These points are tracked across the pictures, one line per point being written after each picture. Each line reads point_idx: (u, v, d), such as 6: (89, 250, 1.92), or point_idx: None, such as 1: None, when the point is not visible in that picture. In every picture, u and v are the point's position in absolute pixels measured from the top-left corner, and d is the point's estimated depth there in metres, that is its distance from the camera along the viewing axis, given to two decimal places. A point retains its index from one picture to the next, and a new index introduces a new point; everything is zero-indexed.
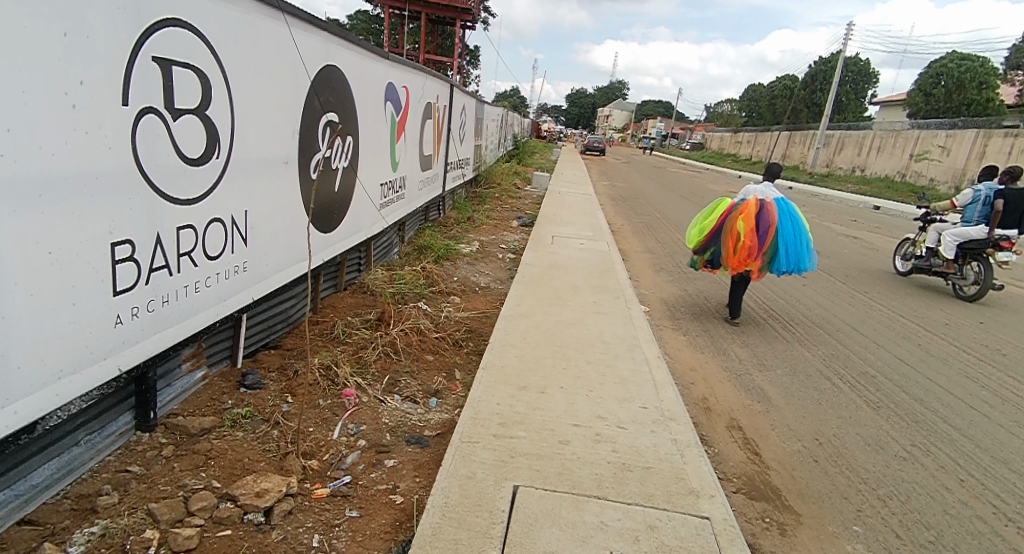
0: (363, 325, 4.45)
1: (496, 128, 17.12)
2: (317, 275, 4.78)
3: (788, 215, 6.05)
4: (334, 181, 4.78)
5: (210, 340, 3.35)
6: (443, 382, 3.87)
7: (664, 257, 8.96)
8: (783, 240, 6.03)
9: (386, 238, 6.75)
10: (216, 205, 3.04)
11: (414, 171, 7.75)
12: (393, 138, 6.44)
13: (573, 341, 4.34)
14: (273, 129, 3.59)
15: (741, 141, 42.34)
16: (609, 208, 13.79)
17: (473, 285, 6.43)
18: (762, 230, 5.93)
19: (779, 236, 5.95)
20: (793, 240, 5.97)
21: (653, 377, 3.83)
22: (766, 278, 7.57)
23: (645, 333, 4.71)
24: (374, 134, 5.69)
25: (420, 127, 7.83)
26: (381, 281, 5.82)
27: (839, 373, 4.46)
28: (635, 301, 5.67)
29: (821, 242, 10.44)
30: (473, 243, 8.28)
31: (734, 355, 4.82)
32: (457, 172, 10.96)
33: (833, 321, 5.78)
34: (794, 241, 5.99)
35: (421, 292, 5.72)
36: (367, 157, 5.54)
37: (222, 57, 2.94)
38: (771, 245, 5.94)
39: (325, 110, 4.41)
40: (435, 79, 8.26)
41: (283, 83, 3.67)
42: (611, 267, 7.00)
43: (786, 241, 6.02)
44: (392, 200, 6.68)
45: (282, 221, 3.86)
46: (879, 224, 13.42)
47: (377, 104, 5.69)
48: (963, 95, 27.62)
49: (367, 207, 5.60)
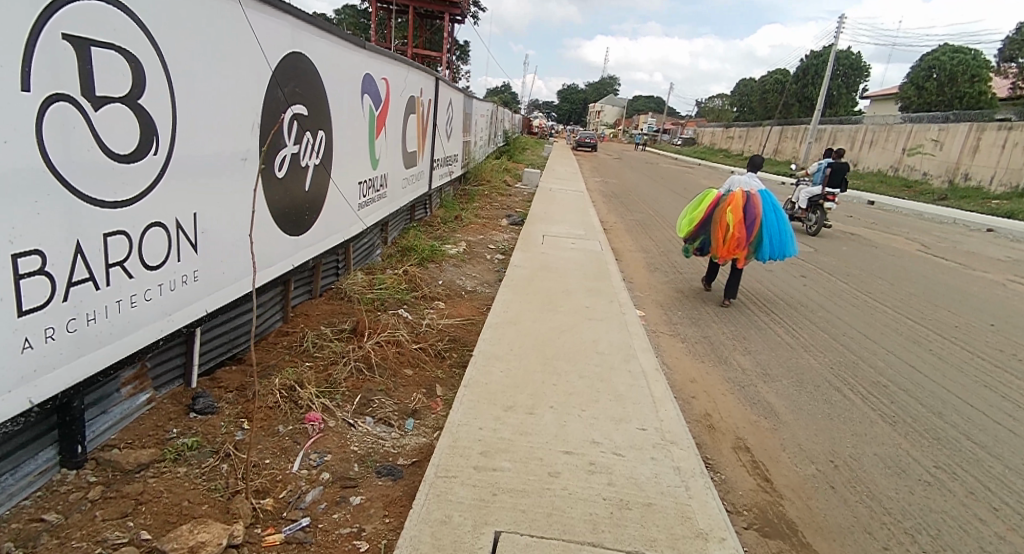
0: (336, 336, 4.10)
1: (485, 124, 16.70)
2: (288, 282, 4.42)
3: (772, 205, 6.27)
4: (305, 179, 4.42)
5: (157, 359, 2.98)
6: (422, 400, 3.52)
7: (659, 257, 8.65)
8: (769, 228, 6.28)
9: (367, 239, 6.40)
10: (155, 207, 2.68)
11: (397, 169, 7.39)
12: (373, 133, 6.09)
13: (565, 351, 4.01)
14: (227, 123, 3.23)
15: (733, 137, 42.13)
16: (601, 205, 13.46)
17: (459, 289, 6.08)
18: (748, 220, 6.17)
19: (765, 226, 6.20)
20: (778, 228, 6.24)
21: (651, 393, 3.51)
22: (765, 278, 7.27)
23: (641, 341, 4.38)
24: (351, 129, 5.33)
25: (403, 122, 7.45)
26: (359, 286, 5.46)
27: (850, 384, 4.16)
28: (629, 305, 5.34)
29: (819, 239, 10.15)
30: (459, 244, 7.93)
31: (737, 364, 4.50)
32: (444, 169, 10.59)
33: (838, 324, 5.47)
34: (778, 229, 6.27)
35: (403, 298, 5.36)
36: (343, 154, 5.17)
37: (159, 40, 2.59)
38: (757, 234, 6.18)
39: (292, 102, 4.04)
40: (418, 72, 7.89)
41: (239, 72, 3.32)
42: (604, 268, 6.67)
43: (772, 229, 6.27)
44: (373, 199, 6.32)
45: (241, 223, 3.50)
46: (876, 220, 13.15)
47: (353, 96, 5.32)
48: (956, 88, 27.47)
49: (343, 207, 5.23)
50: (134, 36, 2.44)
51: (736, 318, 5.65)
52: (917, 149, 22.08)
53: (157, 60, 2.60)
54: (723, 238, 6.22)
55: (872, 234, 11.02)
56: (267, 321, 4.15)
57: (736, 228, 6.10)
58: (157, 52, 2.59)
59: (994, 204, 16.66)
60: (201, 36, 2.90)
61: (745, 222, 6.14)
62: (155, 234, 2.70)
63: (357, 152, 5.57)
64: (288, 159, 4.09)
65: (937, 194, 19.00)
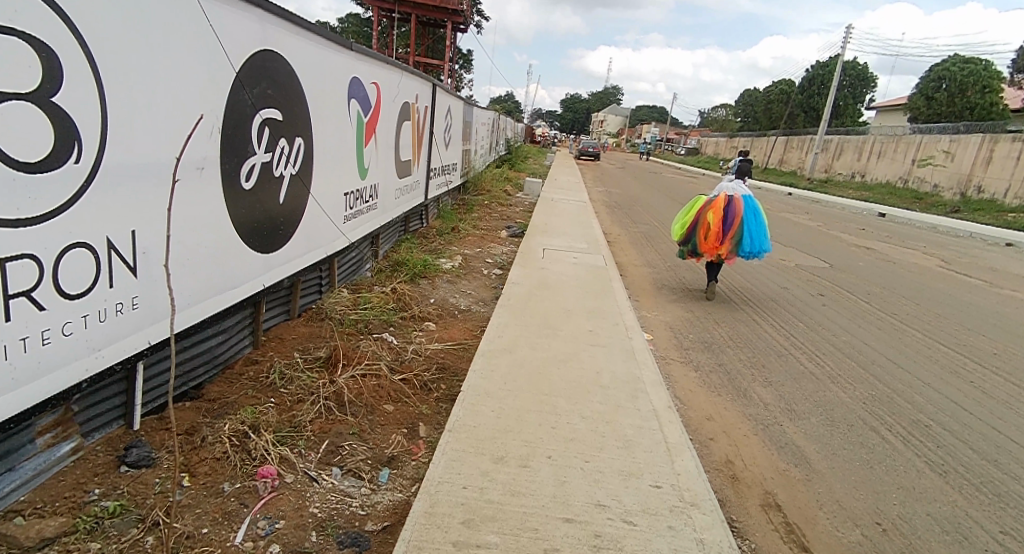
0: (308, 367, 3.65)
1: (486, 132, 16.30)
2: (260, 303, 4.00)
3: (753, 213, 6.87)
4: (278, 191, 3.98)
5: (89, 400, 2.54)
6: (400, 443, 3.06)
7: (666, 272, 8.22)
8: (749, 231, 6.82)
9: (355, 253, 5.97)
10: (74, 226, 2.26)
11: (389, 179, 6.97)
12: (361, 140, 5.67)
13: (566, 385, 3.56)
14: (178, 127, 2.81)
15: (738, 147, 41.76)
16: (605, 216, 13.04)
17: (452, 308, 5.63)
18: (730, 221, 6.77)
19: (744, 226, 6.77)
20: (756, 228, 6.83)
21: (664, 439, 3.06)
22: (780, 296, 6.81)
23: (650, 372, 3.94)
24: (335, 136, 4.90)
25: (395, 129, 7.04)
26: (343, 306, 5.01)
27: (887, 424, 3.70)
28: (636, 328, 4.90)
29: (834, 254, 9.69)
30: (455, 258, 7.50)
31: (758, 398, 4.04)
32: (441, 179, 10.18)
33: (866, 350, 5.01)
34: (757, 229, 6.86)
35: (389, 320, 4.91)
36: (325, 162, 4.72)
37: (83, 25, 2.18)
38: (738, 233, 6.75)
39: (261, 104, 3.61)
40: (413, 77, 7.49)
41: (195, 70, 2.89)
42: (608, 285, 6.23)
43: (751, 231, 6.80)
44: (361, 211, 5.88)
45: (192, 241, 3.06)
46: (889, 233, 12.68)
47: (337, 101, 4.89)
48: (966, 99, 27.03)
49: (326, 220, 4.79)
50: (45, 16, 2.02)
51: (754, 340, 5.19)
52: (928, 161, 21.64)
53: (84, 50, 2.20)
54: (710, 237, 6.79)
55: (887, 249, 10.56)
56: (233, 349, 3.72)
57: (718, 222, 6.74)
58: (83, 39, 2.18)
59: (1009, 218, 16.18)
60: (156, 34, 2.58)
61: (726, 220, 6.76)
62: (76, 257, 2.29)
63: (343, 161, 5.14)
64: (258, 168, 3.65)
65: (950, 207, 18.51)
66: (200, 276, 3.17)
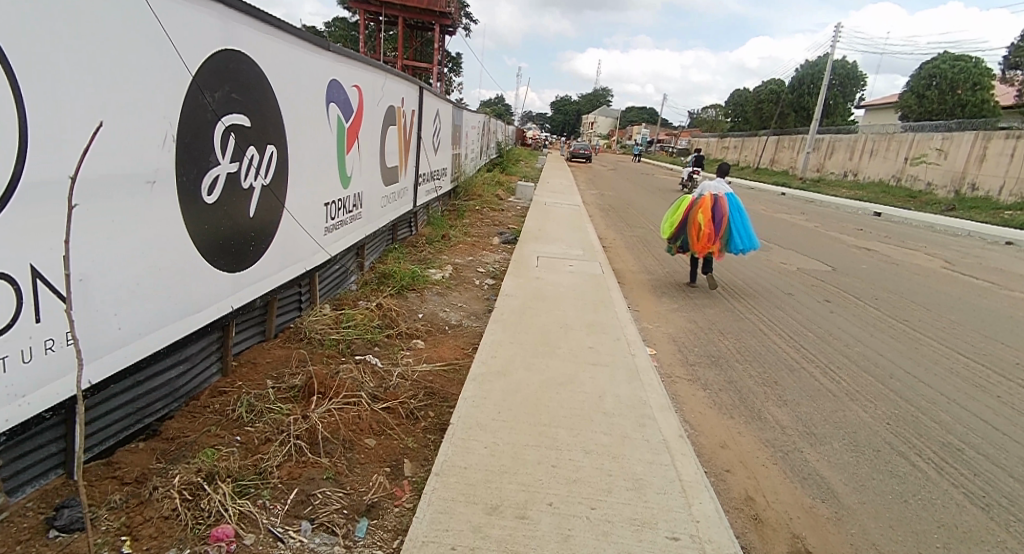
0: (279, 399, 3.29)
1: (477, 136, 16.09)
2: (230, 326, 3.65)
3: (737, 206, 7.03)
4: (248, 204, 3.62)
5: (21, 448, 2.20)
6: (383, 486, 2.72)
7: (664, 278, 7.92)
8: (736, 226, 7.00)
9: (338, 266, 5.63)
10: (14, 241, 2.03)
11: (374, 186, 6.62)
12: (343, 147, 5.33)
13: (566, 413, 3.25)
14: (137, 136, 2.57)
15: (729, 147, 41.67)
16: (598, 220, 12.74)
17: (442, 323, 5.28)
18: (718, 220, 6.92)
19: (732, 223, 6.95)
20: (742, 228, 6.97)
21: (678, 476, 2.75)
22: (786, 303, 6.52)
23: (657, 395, 3.63)
24: (313, 143, 4.55)
25: (380, 134, 6.71)
26: (324, 325, 4.66)
27: (916, 448, 3.40)
28: (638, 343, 4.59)
29: (836, 256, 9.42)
30: (445, 267, 7.17)
31: (773, 420, 3.73)
32: (431, 185, 9.83)
33: (881, 362, 4.72)
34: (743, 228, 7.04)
35: (373, 339, 4.56)
36: (302, 172, 4.38)
37: (64, 24, 2.13)
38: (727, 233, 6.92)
39: (225, 109, 3.26)
40: (398, 79, 7.15)
41: (150, 73, 2.62)
42: (606, 295, 5.92)
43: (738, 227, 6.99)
44: (344, 221, 5.53)
45: (145, 263, 2.73)
46: (889, 234, 12.42)
47: (314, 106, 4.56)
48: (956, 96, 27.07)
49: (304, 234, 4.44)
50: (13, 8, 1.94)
51: (763, 353, 4.88)
52: (922, 159, 21.47)
53: (71, 47, 2.18)
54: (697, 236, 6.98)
55: (889, 250, 10.30)
56: (197, 379, 3.37)
57: (709, 227, 6.83)
58: (64, 36, 2.14)
59: (1006, 215, 15.99)
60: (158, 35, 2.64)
61: (715, 221, 6.88)
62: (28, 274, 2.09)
63: (323, 170, 4.80)
64: (223, 180, 3.30)
65: (945, 205, 18.34)
66: (155, 302, 2.83)
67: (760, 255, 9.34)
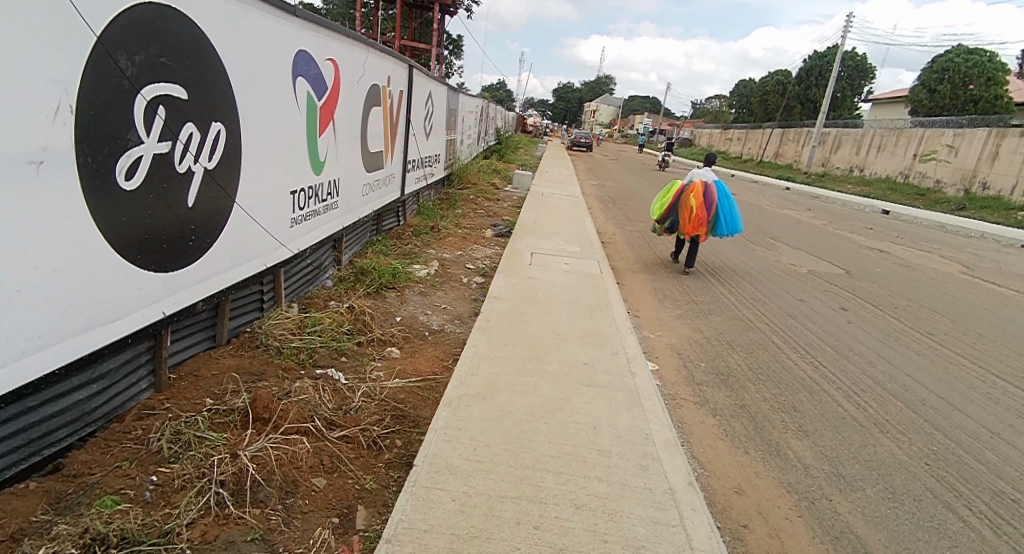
0: (211, 428, 2.76)
1: (474, 121, 15.49)
2: (164, 333, 3.12)
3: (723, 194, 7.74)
4: (184, 192, 3.09)
5: None
6: (325, 548, 2.21)
7: (667, 277, 7.38)
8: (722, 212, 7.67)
9: (309, 262, 5.09)
10: (11, 244, 2.13)
11: (354, 173, 6.07)
12: (315, 128, 4.79)
13: (555, 452, 2.74)
14: (20, 109, 2.10)
15: (733, 139, 40.96)
16: (598, 212, 12.18)
17: (421, 328, 4.75)
18: (707, 203, 7.54)
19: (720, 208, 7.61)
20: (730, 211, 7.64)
21: (687, 544, 2.24)
22: (799, 310, 5.99)
23: (661, 428, 3.12)
24: (275, 121, 4.01)
25: (362, 115, 6.15)
26: (284, 330, 4.11)
27: (965, 498, 2.90)
28: (638, 359, 4.09)
29: (849, 258, 8.88)
30: (430, 263, 6.64)
31: (794, 456, 3.23)
32: (421, 172, 9.26)
33: (911, 386, 4.20)
34: (729, 213, 7.67)
35: (339, 349, 4.02)
36: (260, 154, 3.83)
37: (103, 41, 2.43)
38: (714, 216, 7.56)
39: (148, 76, 2.72)
40: (383, 56, 6.56)
41: (45, 38, 2.16)
42: (603, 299, 5.41)
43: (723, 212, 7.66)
44: (315, 211, 4.99)
45: (34, 266, 2.23)
46: (901, 234, 11.84)
47: (276, 78, 4.01)
48: (968, 92, 26.43)
49: (260, 226, 3.89)
50: (23, 20, 2.07)
51: (777, 371, 4.36)
52: (932, 155, 20.82)
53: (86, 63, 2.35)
54: (686, 217, 7.56)
55: (904, 252, 9.75)
56: (118, 398, 2.85)
57: (700, 210, 7.46)
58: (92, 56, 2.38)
59: (1020, 217, 15.39)
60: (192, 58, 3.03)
61: (705, 205, 7.52)
62: (21, 279, 2.19)
63: (288, 153, 4.26)
64: (146, 162, 2.78)
65: (955, 204, 17.76)
66: (55, 310, 2.34)
67: (768, 255, 8.81)
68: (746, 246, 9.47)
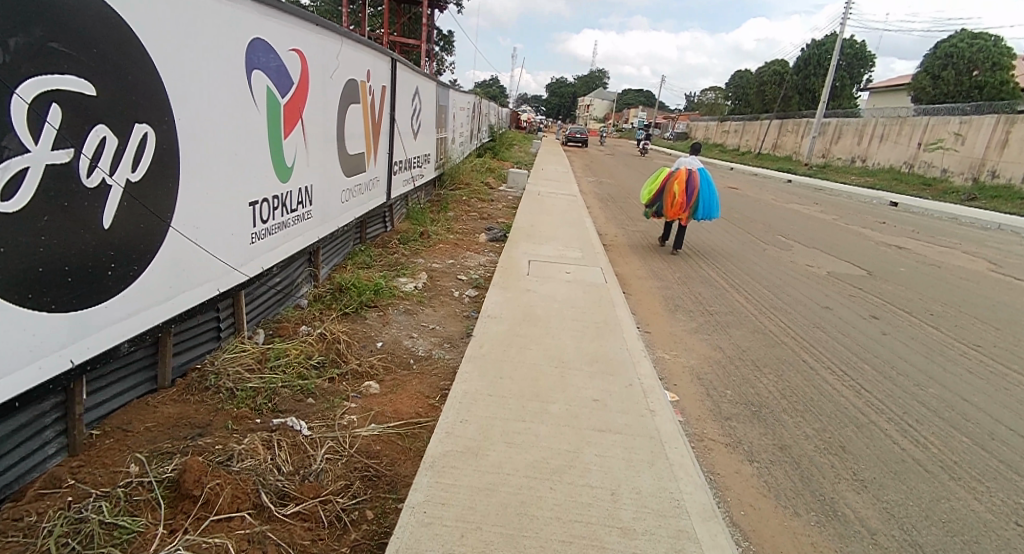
0: (122, 513, 2.18)
1: (466, 117, 14.87)
2: (78, 385, 2.52)
3: (706, 181, 8.41)
4: (99, 210, 2.50)
5: None
6: None
7: (677, 282, 6.80)
8: (703, 198, 8.37)
9: (277, 281, 4.50)
10: None
11: (331, 177, 5.46)
12: (278, 129, 4.18)
13: (565, 536, 2.18)
14: None
15: (731, 131, 40.39)
16: (598, 211, 11.59)
17: (405, 355, 4.16)
18: (689, 190, 8.26)
19: (701, 195, 8.30)
20: (711, 197, 8.36)
21: None
22: (826, 319, 5.42)
23: (694, 489, 2.55)
24: (224, 122, 3.40)
25: (339, 114, 5.54)
26: (241, 366, 3.49)
27: None
28: (656, 391, 3.51)
29: (868, 256, 8.31)
30: (418, 274, 6.05)
31: (855, 515, 2.67)
32: (408, 174, 8.64)
33: (972, 414, 3.63)
34: (709, 200, 8.37)
35: (306, 388, 3.41)
36: (204, 160, 3.22)
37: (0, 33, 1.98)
38: (696, 201, 8.25)
39: (31, 65, 2.11)
40: (360, 47, 5.93)
41: None
42: (610, 314, 4.84)
43: (705, 198, 8.36)
44: (283, 223, 4.39)
45: None
46: (918, 228, 11.26)
47: (225, 71, 3.38)
48: (972, 79, 25.96)
49: (205, 247, 3.28)
50: None
51: (816, 399, 3.78)
52: (938, 144, 20.23)
53: None
54: (670, 203, 8.29)
55: (924, 248, 9.18)
56: (10, 475, 2.26)
57: (681, 196, 8.19)
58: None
59: None
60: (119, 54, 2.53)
61: (687, 192, 8.24)
62: None
63: (242, 159, 3.65)
64: (33, 174, 2.17)
65: (964, 195, 17.20)
66: None
67: (780, 255, 8.24)
68: (757, 246, 8.87)
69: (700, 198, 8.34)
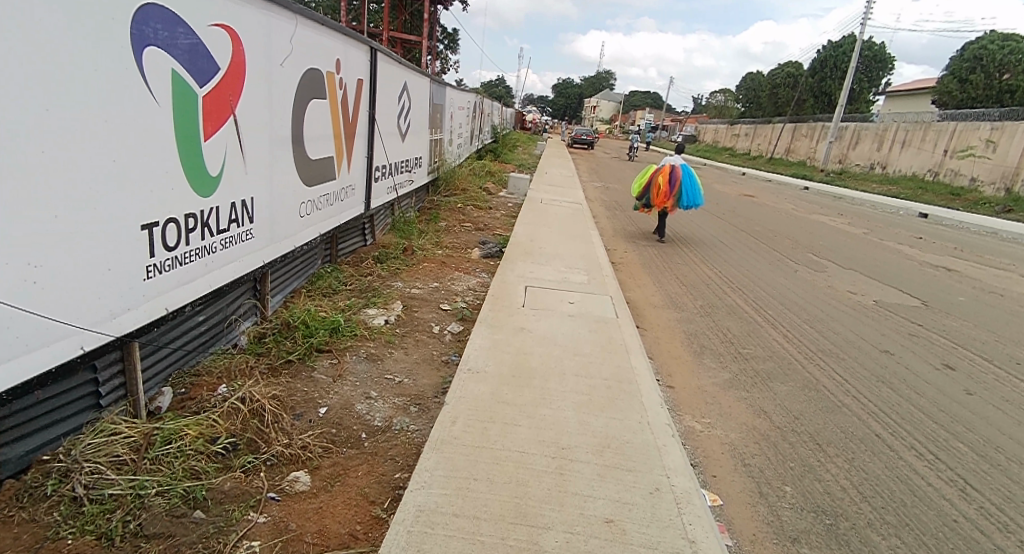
0: None
1: (466, 118, 13.86)
2: None
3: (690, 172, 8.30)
4: None
5: None
6: None
7: (700, 312, 5.77)
8: (687, 187, 8.25)
9: (199, 321, 3.48)
10: None
11: (283, 187, 4.43)
12: (192, 129, 3.17)
13: None
14: None
15: (742, 134, 39.26)
16: (607, 222, 10.53)
17: (356, 427, 3.13)
18: (674, 180, 8.13)
19: (685, 184, 8.18)
20: (694, 187, 8.27)
21: None
22: (891, 370, 4.39)
23: None
24: (89, 124, 2.42)
25: (294, 110, 4.53)
26: (109, 461, 2.48)
27: None
28: (696, 501, 2.49)
29: (918, 281, 7.25)
30: (392, 304, 5.03)
31: None
32: (393, 180, 7.61)
33: None
34: (693, 188, 8.26)
35: (194, 496, 2.41)
36: (41, 176, 2.21)
37: None
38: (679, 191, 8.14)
39: None
40: (326, 29, 4.92)
41: None
42: (624, 365, 3.82)
43: (688, 187, 8.25)
44: (205, 249, 3.37)
45: None
46: (963, 244, 10.18)
47: (92, 47, 2.39)
48: (1001, 82, 24.87)
49: (44, 303, 2.28)
50: None
51: (911, 507, 2.75)
52: (967, 151, 19.06)
53: None
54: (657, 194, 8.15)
55: (978, 270, 8.09)
56: None
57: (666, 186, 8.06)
58: None
59: None
60: None
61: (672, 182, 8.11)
62: None
63: (125, 172, 2.66)
64: None
65: (1000, 206, 16.09)
66: None
67: (816, 279, 7.19)
68: (787, 266, 7.81)
69: (684, 188, 8.22)
